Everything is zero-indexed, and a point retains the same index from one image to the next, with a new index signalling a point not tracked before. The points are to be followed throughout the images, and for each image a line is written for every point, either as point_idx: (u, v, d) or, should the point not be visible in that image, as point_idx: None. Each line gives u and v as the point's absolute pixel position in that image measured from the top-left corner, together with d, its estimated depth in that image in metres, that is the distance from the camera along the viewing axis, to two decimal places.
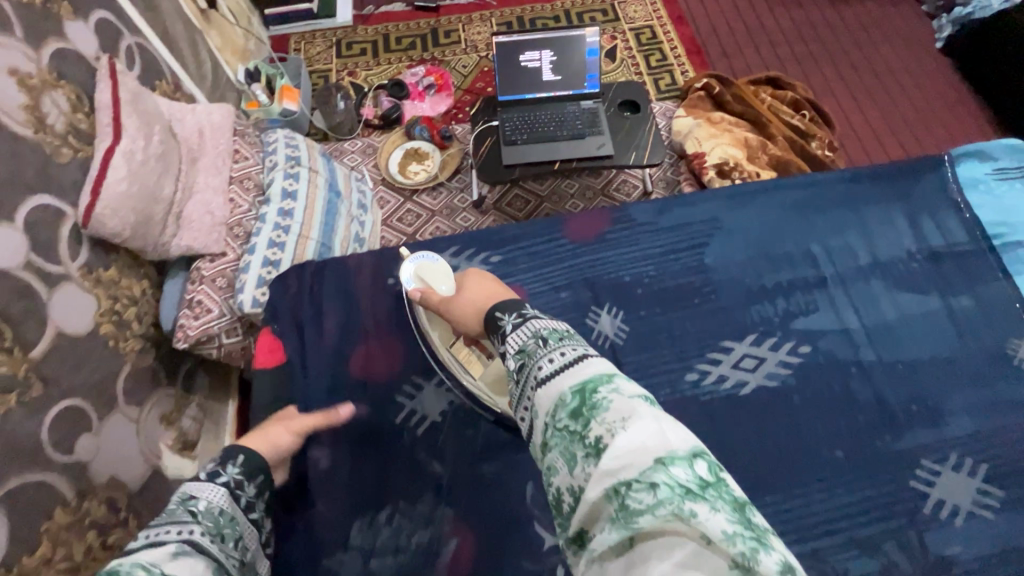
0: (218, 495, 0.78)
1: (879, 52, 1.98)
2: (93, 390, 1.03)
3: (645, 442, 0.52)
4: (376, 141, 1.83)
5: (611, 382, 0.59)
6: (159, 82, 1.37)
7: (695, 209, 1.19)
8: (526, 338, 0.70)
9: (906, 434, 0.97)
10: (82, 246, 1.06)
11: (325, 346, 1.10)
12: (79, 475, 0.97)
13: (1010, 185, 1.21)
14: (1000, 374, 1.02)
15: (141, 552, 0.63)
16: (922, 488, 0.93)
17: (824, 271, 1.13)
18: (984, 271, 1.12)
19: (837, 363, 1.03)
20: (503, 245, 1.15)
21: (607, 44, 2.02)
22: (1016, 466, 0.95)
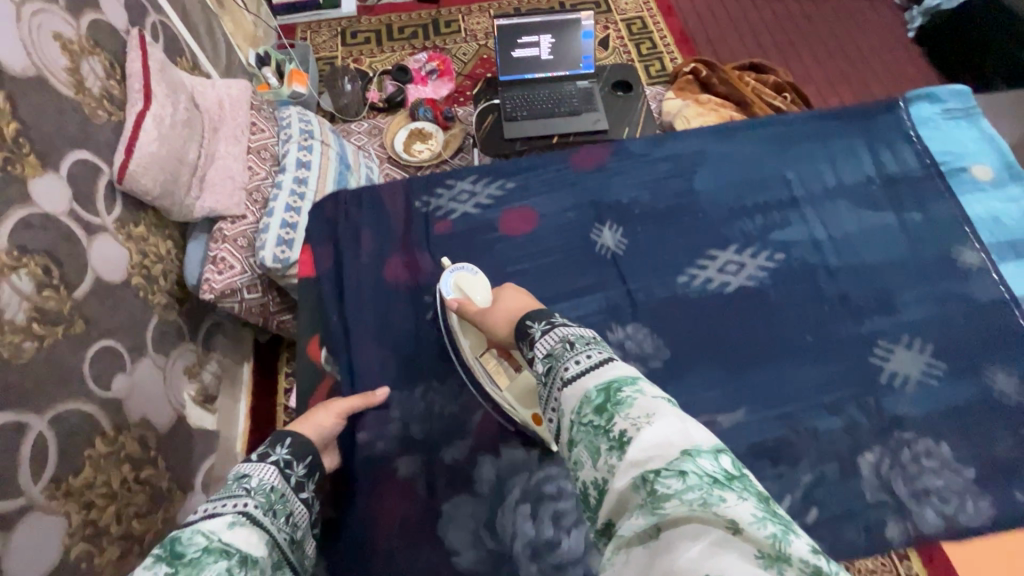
0: (269, 474, 0.84)
1: (854, 41, 2.11)
2: (126, 334, 1.10)
3: (670, 437, 0.56)
4: (381, 123, 1.89)
5: (636, 383, 0.63)
6: (180, 59, 1.45)
7: (682, 142, 1.30)
8: (554, 344, 0.76)
9: (866, 320, 1.09)
10: (115, 202, 1.13)
11: (362, 259, 1.25)
12: (116, 410, 1.04)
13: (957, 123, 1.29)
14: (946, 273, 1.13)
15: (199, 526, 0.68)
16: (879, 363, 1.06)
17: (796, 192, 1.23)
18: (934, 190, 1.22)
19: (806, 268, 1.15)
20: (517, 175, 1.30)
21: (600, 33, 2.13)
22: (959, 347, 1.06)
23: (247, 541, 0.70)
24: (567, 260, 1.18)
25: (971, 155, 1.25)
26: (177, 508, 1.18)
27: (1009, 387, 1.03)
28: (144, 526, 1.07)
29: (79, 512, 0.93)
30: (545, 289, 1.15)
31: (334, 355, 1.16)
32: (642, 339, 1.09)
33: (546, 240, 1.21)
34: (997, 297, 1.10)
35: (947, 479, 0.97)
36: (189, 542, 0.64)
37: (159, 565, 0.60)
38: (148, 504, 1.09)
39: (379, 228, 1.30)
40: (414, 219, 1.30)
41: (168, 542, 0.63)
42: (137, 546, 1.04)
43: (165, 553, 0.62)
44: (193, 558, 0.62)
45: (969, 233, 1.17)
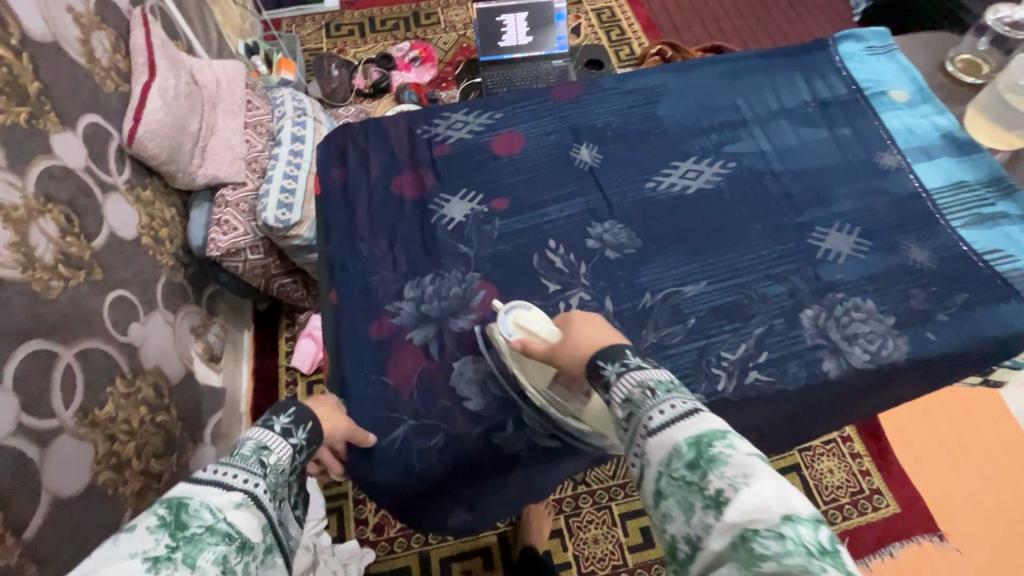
0: (289, 448, 0.68)
1: (806, 25, 2.29)
2: (138, 286, 1.17)
3: (770, 500, 0.51)
4: (367, 107, 1.99)
5: (728, 437, 0.57)
6: (177, 41, 1.53)
7: (646, 77, 1.18)
8: (632, 385, 0.65)
9: (807, 211, 0.99)
10: (125, 165, 1.20)
11: (369, 174, 1.08)
12: (132, 354, 1.11)
13: (879, 59, 1.18)
14: (880, 173, 1.03)
15: (206, 499, 0.58)
16: (817, 243, 0.95)
17: (745, 114, 1.12)
18: (860, 111, 1.11)
19: (753, 173, 1.04)
20: (504, 105, 1.16)
21: (572, 23, 2.27)
22: (885, 226, 0.96)
23: (251, 532, 0.59)
24: (553, 174, 1.06)
25: (890, 80, 1.15)
26: (190, 455, 1.24)
27: (927, 259, 0.92)
28: (161, 466, 1.14)
29: (104, 442, 0.99)
30: (529, 201, 1.03)
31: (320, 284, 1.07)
32: (619, 232, 0.99)
33: (535, 156, 1.09)
34: (912, 192, 1.00)
35: (872, 326, 0.87)
36: (193, 516, 0.56)
37: (156, 539, 0.53)
38: (163, 447, 1.15)
39: (382, 141, 1.11)
40: (415, 142, 1.12)
41: (174, 504, 0.56)
42: (155, 483, 1.11)
43: (168, 521, 0.54)
44: (192, 538, 0.54)
45: (888, 140, 1.07)
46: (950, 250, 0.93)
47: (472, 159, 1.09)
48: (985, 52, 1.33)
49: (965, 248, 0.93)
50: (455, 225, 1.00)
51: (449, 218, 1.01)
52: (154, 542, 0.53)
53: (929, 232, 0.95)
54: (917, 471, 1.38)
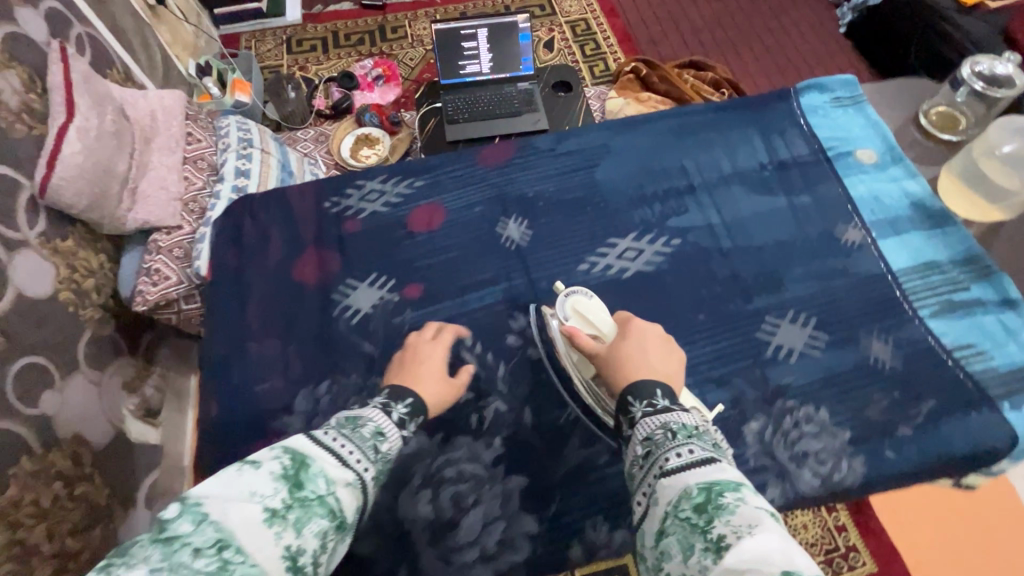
0: (399, 439, 0.73)
1: (790, 37, 2.19)
2: (54, 348, 1.08)
3: (770, 550, 0.49)
4: (327, 130, 1.90)
5: (741, 490, 0.56)
6: (109, 71, 1.43)
7: (587, 135, 1.15)
8: (655, 425, 0.67)
9: (758, 297, 0.97)
10: (39, 216, 1.11)
11: (272, 262, 1.04)
12: (44, 427, 1.02)
13: (845, 112, 1.18)
14: (833, 252, 1.01)
15: (326, 468, 0.62)
16: (766, 337, 0.93)
17: (693, 180, 1.10)
18: (823, 174, 1.10)
19: (700, 251, 1.02)
20: (426, 171, 1.14)
21: (544, 36, 2.16)
22: (842, 318, 0.94)
23: (348, 513, 0.61)
24: (477, 253, 1.05)
25: (857, 139, 1.14)
26: (120, 523, 1.15)
27: (891, 359, 0.91)
28: (82, 542, 1.05)
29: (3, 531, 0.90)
30: (452, 279, 1.02)
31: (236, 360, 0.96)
32: (543, 323, 0.99)
33: (456, 232, 1.07)
34: (877, 272, 0.98)
35: (824, 443, 0.85)
36: (309, 480, 0.59)
37: (277, 489, 0.56)
38: (85, 520, 1.06)
39: (285, 218, 1.09)
40: (323, 222, 1.08)
41: (296, 463, 0.60)
42: (72, 565, 1.02)
43: (288, 475, 0.58)
44: (305, 501, 0.57)
45: (851, 210, 1.05)
46: (913, 343, 0.92)
47: (384, 235, 1.06)
48: (962, 104, 1.31)
49: (931, 340, 0.92)
50: (359, 316, 0.98)
51: (353, 308, 0.99)
52: (273, 491, 0.56)
53: (893, 323, 0.94)
54: (903, 534, 1.30)
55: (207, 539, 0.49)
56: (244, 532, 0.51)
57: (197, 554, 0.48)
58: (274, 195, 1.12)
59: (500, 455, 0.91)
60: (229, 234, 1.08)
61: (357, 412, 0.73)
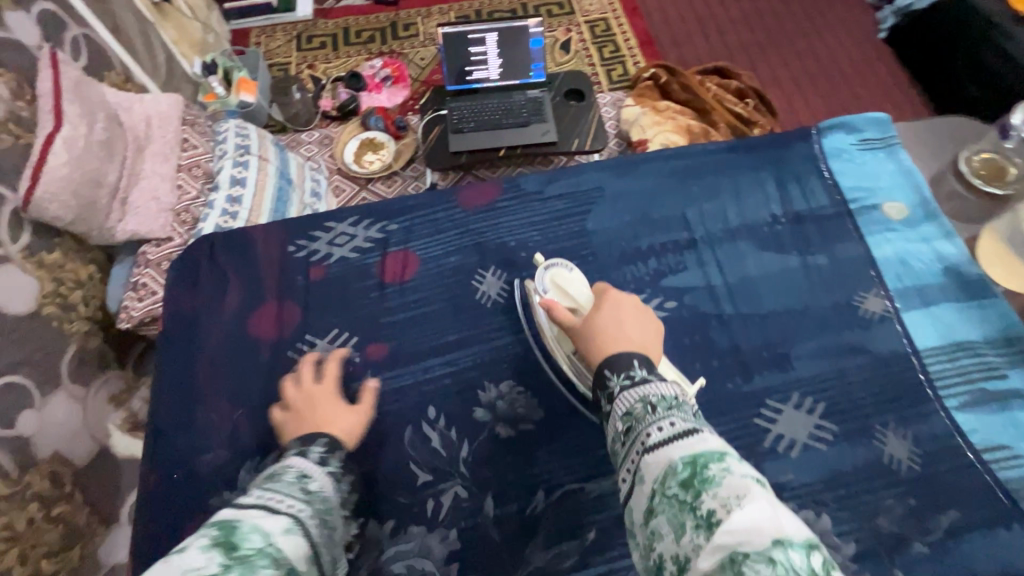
0: (326, 478, 0.67)
1: (824, 42, 2.04)
2: (35, 366, 1.06)
3: (760, 521, 0.45)
4: (333, 132, 1.85)
5: (726, 460, 0.51)
6: (106, 73, 1.40)
7: (580, 177, 1.06)
8: (634, 399, 0.61)
9: (757, 376, 0.87)
10: (23, 229, 1.08)
11: (227, 312, 0.95)
12: (20, 448, 1.00)
13: (874, 155, 1.09)
14: (848, 324, 0.92)
15: (259, 522, 0.54)
16: (764, 425, 0.83)
17: (695, 233, 1.01)
18: (841, 231, 1.01)
19: (698, 316, 0.93)
20: (402, 214, 1.04)
21: (562, 37, 2.04)
22: (854, 406, 0.85)
23: (297, 560, 0.55)
24: (452, 310, 0.94)
25: (883, 191, 1.05)
26: (100, 542, 1.13)
27: (909, 458, 0.81)
28: (57, 565, 1.02)
29: None
30: (428, 337, 0.92)
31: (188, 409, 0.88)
32: (516, 398, 0.86)
33: (432, 286, 0.97)
34: (898, 350, 0.89)
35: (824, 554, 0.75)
36: (245, 538, 0.51)
37: (210, 558, 0.48)
38: (61, 542, 1.04)
39: (246, 261, 1.00)
40: (286, 266, 0.99)
41: (225, 526, 0.52)
42: None
43: (219, 541, 0.50)
44: (246, 559, 0.49)
45: (874, 276, 0.96)
46: (934, 439, 0.83)
47: (350, 287, 0.96)
48: (1010, 150, 1.23)
49: (957, 437, 0.83)
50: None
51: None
52: (208, 560, 0.48)
53: (912, 414, 0.84)
54: None
55: None
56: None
57: None
58: (238, 233, 1.03)
59: (455, 550, 0.76)
60: (184, 278, 0.99)
61: (272, 469, 0.66)
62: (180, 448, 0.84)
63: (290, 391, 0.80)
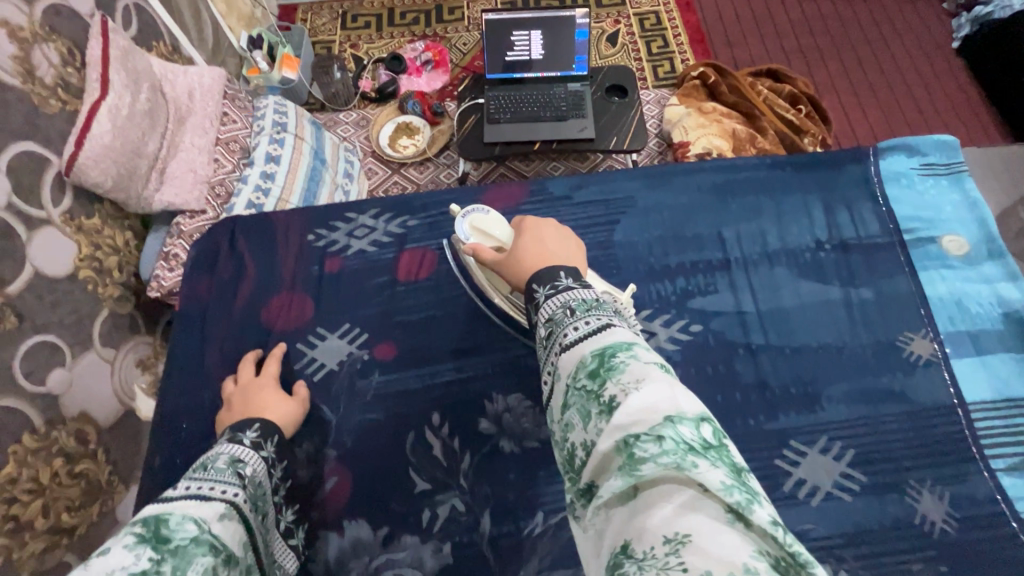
0: (260, 461, 0.67)
1: (890, 50, 1.92)
2: (67, 327, 1.10)
3: (655, 400, 0.43)
4: (370, 114, 1.86)
5: (632, 349, 0.48)
6: (155, 44, 1.42)
7: (611, 185, 1.02)
8: (558, 305, 0.57)
9: (782, 414, 0.83)
10: (65, 193, 1.11)
11: (241, 297, 0.96)
12: (49, 405, 1.04)
13: (936, 183, 1.01)
14: (888, 366, 0.86)
15: (187, 512, 0.54)
16: (785, 467, 0.79)
17: (730, 254, 0.96)
18: (890, 264, 0.94)
19: (724, 345, 0.88)
20: (425, 210, 1.03)
21: (610, 29, 1.97)
22: (885, 453, 0.80)
23: (233, 544, 0.56)
24: (465, 316, 0.92)
25: (943, 224, 0.97)
26: (119, 500, 1.17)
27: (944, 521, 0.76)
28: (77, 518, 1.07)
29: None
30: (444, 341, 0.90)
31: (202, 388, 0.89)
32: (523, 413, 0.84)
33: (450, 288, 0.95)
34: (942, 401, 0.83)
35: None
36: (175, 530, 0.52)
37: (138, 554, 0.47)
38: (82, 497, 1.08)
39: (265, 252, 1.00)
40: (304, 256, 0.99)
41: (153, 521, 0.51)
42: (67, 539, 1.04)
43: (148, 537, 0.50)
44: (179, 549, 0.50)
45: (924, 316, 0.90)
46: (972, 503, 0.77)
47: (365, 284, 0.96)
48: None
49: (1001, 504, 0.77)
50: (323, 373, 0.88)
51: (319, 363, 0.89)
52: (135, 556, 0.47)
53: (951, 474, 0.79)
54: None
55: None
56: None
57: None
58: (260, 222, 1.03)
59: (447, 565, 0.75)
60: (203, 261, 1.01)
61: (202, 453, 0.64)
62: (196, 424, 0.86)
63: (230, 386, 0.83)
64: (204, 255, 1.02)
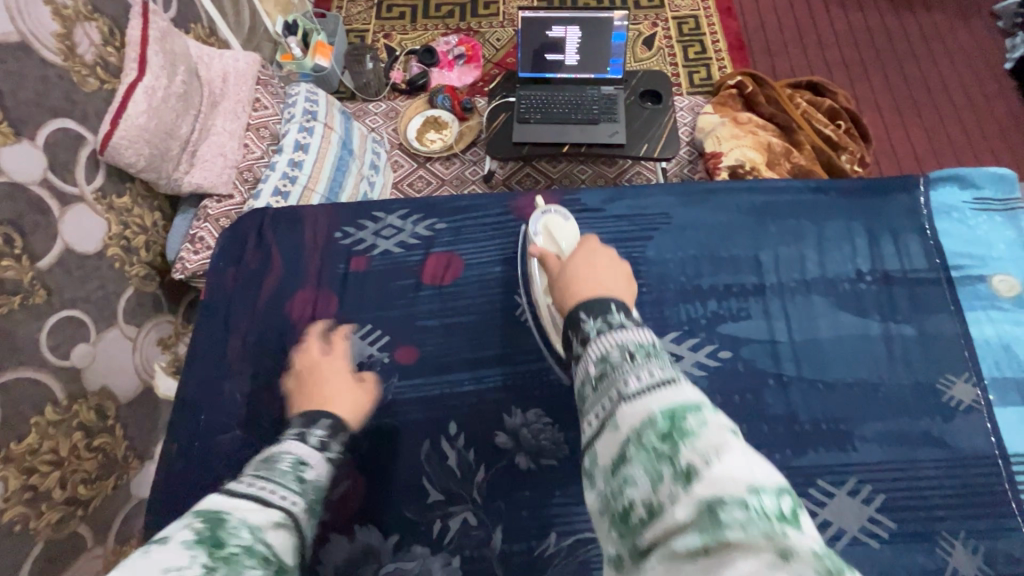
0: (325, 466, 0.64)
1: (938, 68, 1.85)
2: (94, 304, 1.11)
3: (738, 468, 0.40)
4: (399, 106, 1.85)
5: (704, 408, 0.45)
6: (193, 26, 1.42)
7: (644, 200, 1.00)
8: (610, 344, 0.53)
9: (809, 452, 0.80)
10: (98, 171, 1.13)
11: (265, 291, 0.97)
12: (72, 379, 1.06)
13: (989, 219, 0.97)
14: (926, 411, 0.83)
15: (245, 516, 0.51)
16: (811, 508, 0.77)
17: (766, 280, 0.93)
18: (936, 302, 0.90)
19: (753, 375, 0.86)
20: (452, 214, 1.02)
21: (646, 31, 1.94)
22: (916, 499, 0.77)
23: (284, 558, 0.52)
24: (487, 326, 0.91)
25: (996, 262, 0.93)
26: (133, 476, 1.19)
27: None
28: (93, 491, 1.09)
29: (18, 476, 0.94)
30: (465, 351, 0.90)
31: (222, 379, 0.90)
32: (541, 430, 0.82)
33: (472, 294, 0.94)
34: (984, 452, 0.80)
35: None
36: (233, 533, 0.49)
37: (195, 554, 0.44)
38: (98, 470, 1.10)
39: (292, 246, 1.00)
40: (328, 253, 0.99)
41: (211, 520, 0.48)
42: (81, 510, 1.07)
43: (203, 539, 0.46)
44: (234, 555, 0.46)
45: (969, 359, 0.86)
46: (1009, 562, 0.73)
47: (388, 286, 0.95)
48: None
49: None
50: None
51: None
52: (189, 561, 0.44)
53: (987, 528, 0.75)
54: None
55: None
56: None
57: None
58: (287, 216, 1.03)
59: None
60: (230, 251, 1.01)
61: (270, 449, 0.63)
62: (214, 413, 0.87)
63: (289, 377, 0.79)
64: (231, 246, 1.03)
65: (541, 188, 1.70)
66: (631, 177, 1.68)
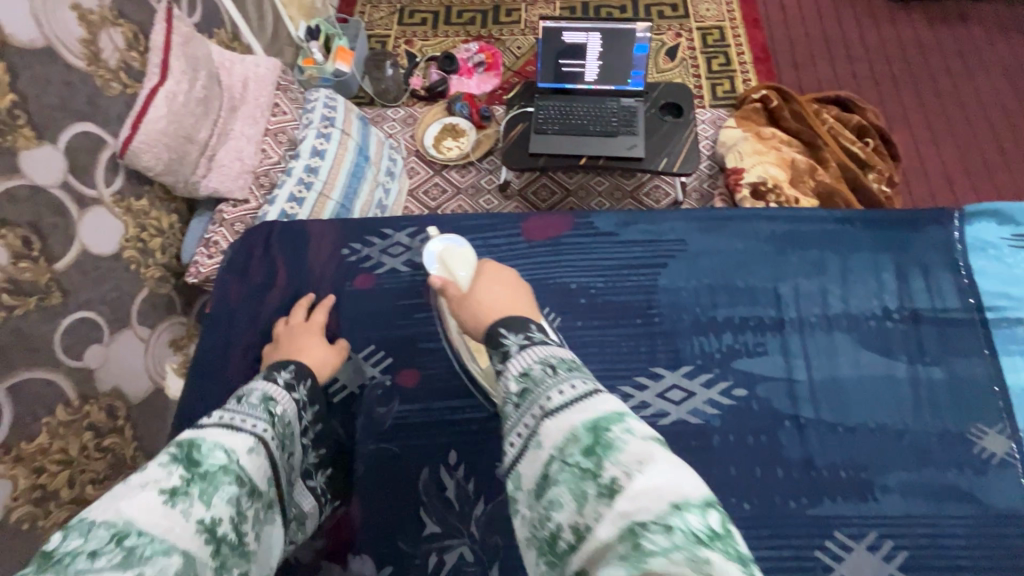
0: (291, 402, 0.73)
1: (973, 86, 1.79)
2: (108, 306, 1.12)
3: (659, 483, 0.44)
4: (418, 112, 1.85)
5: (624, 420, 0.50)
6: (216, 31, 1.44)
7: (661, 224, 0.97)
8: (533, 359, 0.58)
9: (826, 499, 0.77)
10: (117, 174, 1.14)
11: (271, 304, 0.97)
12: (85, 380, 1.07)
13: None
14: (954, 462, 0.79)
15: (218, 440, 0.61)
16: (826, 560, 0.73)
17: (785, 312, 0.90)
18: (967, 344, 0.86)
19: (769, 414, 0.83)
20: (462, 232, 1.00)
21: (670, 42, 1.90)
22: (942, 559, 0.73)
23: (257, 478, 0.62)
24: None
25: None
26: None
27: None
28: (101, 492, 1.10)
29: (27, 476, 0.95)
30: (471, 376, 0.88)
31: (228, 392, 0.90)
32: None
33: None
34: (1015, 510, 0.76)
35: None
36: (204, 457, 0.58)
37: (169, 469, 0.55)
38: (107, 471, 1.11)
39: (301, 260, 1.00)
40: (337, 269, 0.99)
41: (186, 445, 0.59)
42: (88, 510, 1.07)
43: (180, 457, 0.57)
44: (205, 473, 0.57)
45: (1003, 409, 0.82)
46: None
47: (395, 305, 0.95)
48: None
49: None
50: (344, 396, 0.87)
51: (340, 384, 0.88)
52: (167, 474, 0.55)
53: None
54: None
55: (101, 539, 0.47)
56: (143, 517, 0.50)
57: (95, 553, 0.46)
58: (298, 229, 1.03)
59: None
60: (238, 262, 1.01)
61: (246, 386, 0.72)
62: None
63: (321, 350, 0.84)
64: (240, 256, 1.03)
65: (556, 200, 1.68)
66: (649, 191, 1.66)
